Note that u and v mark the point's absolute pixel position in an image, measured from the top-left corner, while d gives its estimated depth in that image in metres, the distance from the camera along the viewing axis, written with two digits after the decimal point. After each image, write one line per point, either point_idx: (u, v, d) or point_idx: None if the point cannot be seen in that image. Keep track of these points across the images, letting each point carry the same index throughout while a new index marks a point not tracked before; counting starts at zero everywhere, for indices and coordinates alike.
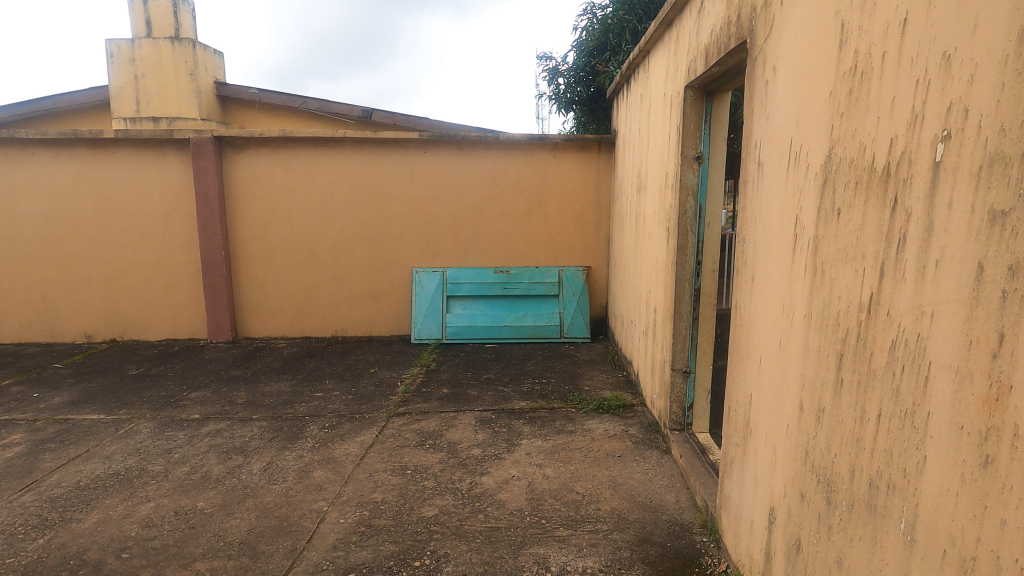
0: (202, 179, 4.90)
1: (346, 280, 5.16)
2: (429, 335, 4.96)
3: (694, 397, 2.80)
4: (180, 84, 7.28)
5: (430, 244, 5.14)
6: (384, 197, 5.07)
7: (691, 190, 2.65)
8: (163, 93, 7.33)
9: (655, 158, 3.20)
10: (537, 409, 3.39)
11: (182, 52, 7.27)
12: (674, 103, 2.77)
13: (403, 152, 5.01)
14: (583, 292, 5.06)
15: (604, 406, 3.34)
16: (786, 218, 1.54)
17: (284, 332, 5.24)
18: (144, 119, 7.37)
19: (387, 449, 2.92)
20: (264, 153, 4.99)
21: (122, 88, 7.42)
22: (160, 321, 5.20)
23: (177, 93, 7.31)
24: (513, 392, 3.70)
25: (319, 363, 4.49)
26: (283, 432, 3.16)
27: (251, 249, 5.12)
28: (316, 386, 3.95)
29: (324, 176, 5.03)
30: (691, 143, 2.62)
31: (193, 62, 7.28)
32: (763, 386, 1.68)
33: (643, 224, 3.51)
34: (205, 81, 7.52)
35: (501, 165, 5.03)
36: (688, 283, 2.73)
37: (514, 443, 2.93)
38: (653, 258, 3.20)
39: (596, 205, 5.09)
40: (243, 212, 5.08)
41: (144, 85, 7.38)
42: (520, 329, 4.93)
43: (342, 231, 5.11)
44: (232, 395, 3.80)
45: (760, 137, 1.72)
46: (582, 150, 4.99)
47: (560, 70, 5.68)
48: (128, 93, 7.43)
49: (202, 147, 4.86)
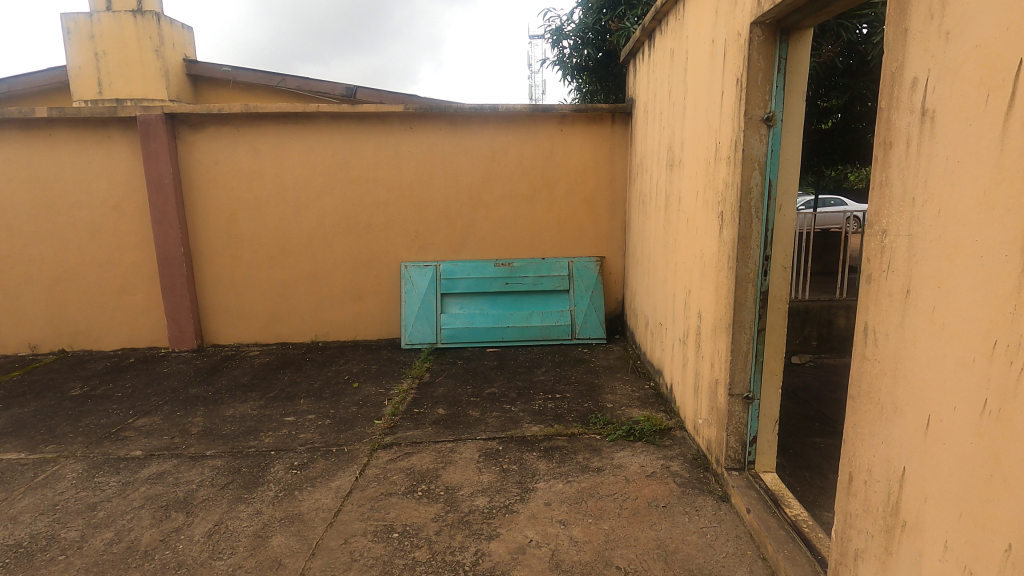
0: (154, 164, 4.23)
1: (326, 277, 4.51)
2: (421, 339, 4.32)
3: (758, 430, 2.20)
4: (145, 63, 6.56)
5: (420, 234, 4.49)
6: (367, 180, 4.41)
7: (758, 163, 2.01)
8: (126, 74, 6.56)
9: (696, 127, 2.56)
10: (553, 436, 2.78)
11: (145, 26, 6.53)
12: (731, 49, 2.11)
13: (386, 128, 4.34)
14: (596, 286, 4.43)
15: (635, 432, 2.73)
16: (1007, 199, 0.91)
17: (257, 338, 4.60)
18: (105, 102, 6.59)
19: (367, 500, 2.31)
20: (225, 132, 4.31)
21: (81, 67, 6.63)
22: (114, 329, 4.54)
23: (143, 74, 6.60)
24: (521, 412, 3.09)
25: (294, 376, 3.86)
26: (241, 476, 2.56)
27: (215, 244, 4.46)
28: (287, 407, 3.33)
29: (296, 157, 4.36)
30: (758, 100, 1.97)
31: (159, 38, 6.58)
32: (939, 465, 1.07)
33: (677, 209, 2.88)
34: (172, 58, 6.87)
35: (500, 142, 4.36)
36: (752, 284, 2.09)
37: (528, 489, 2.33)
38: (694, 249, 2.58)
39: (610, 187, 4.44)
40: (204, 201, 4.41)
41: (105, 64, 6.56)
42: (526, 330, 4.32)
43: (319, 220, 4.45)
44: (186, 421, 3.18)
45: (926, 72, 1.09)
46: (594, 123, 4.33)
47: (564, 31, 4.97)
48: (88, 73, 6.64)
49: (152, 127, 4.17)
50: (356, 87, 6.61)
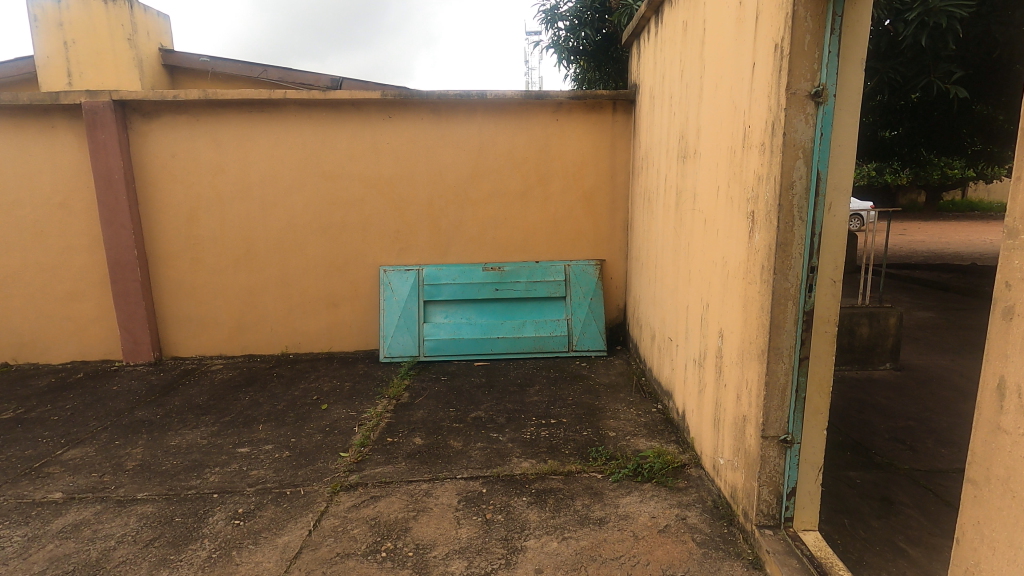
0: (102, 157, 3.78)
1: (298, 282, 4.08)
2: (402, 351, 3.89)
3: (797, 481, 1.79)
4: None
5: (401, 235, 4.06)
6: (341, 176, 3.97)
7: (804, 150, 1.59)
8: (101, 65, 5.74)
9: (717, 109, 2.14)
10: (546, 476, 2.36)
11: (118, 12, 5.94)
12: (766, 8, 1.69)
13: (362, 118, 3.91)
14: (595, 293, 4.02)
15: (644, 472, 2.32)
16: None
17: (221, 350, 4.17)
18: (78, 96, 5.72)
19: (318, 565, 1.88)
20: (182, 121, 3.88)
21: (50, 58, 5.67)
22: (63, 341, 4.10)
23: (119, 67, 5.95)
24: (510, 443, 2.67)
25: (256, 396, 3.43)
26: (172, 528, 2.13)
27: (174, 246, 4.03)
28: (243, 436, 2.90)
29: (261, 149, 3.93)
30: (805, 71, 1.55)
31: (132, 25, 6.06)
32: None
33: (691, 208, 2.47)
34: (146, 47, 6.38)
35: (489, 133, 3.94)
36: (793, 302, 1.68)
37: (516, 549, 1.91)
38: (715, 255, 2.16)
39: (611, 182, 4.01)
40: (160, 198, 3.97)
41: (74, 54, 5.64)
42: (517, 342, 3.90)
43: (288, 220, 4.01)
44: (123, 453, 2.74)
45: None
46: (593, 111, 3.91)
47: (559, 11, 4.58)
48: (59, 65, 5.67)
49: (99, 116, 3.73)
50: (340, 78, 6.24)
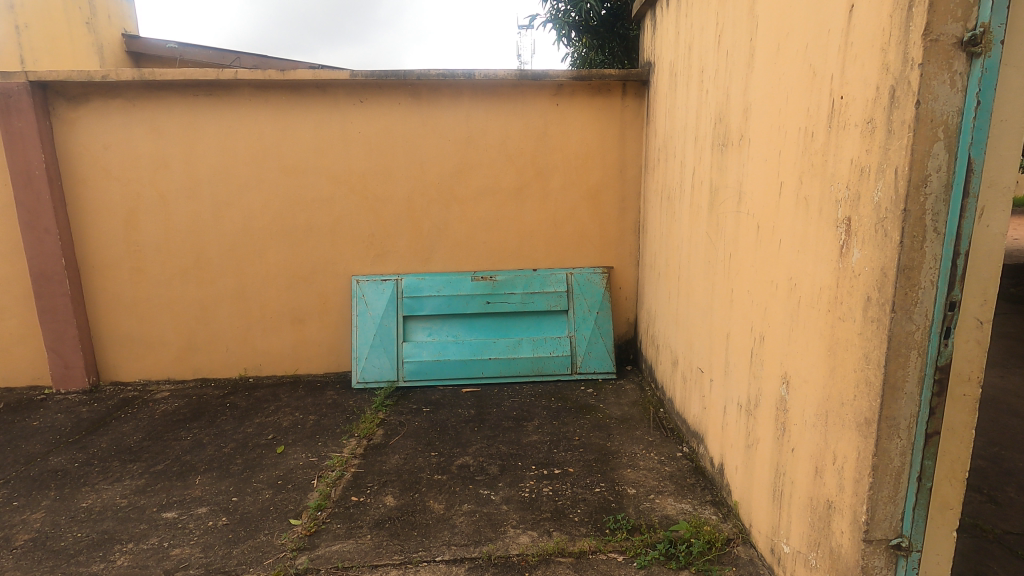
0: (19, 149, 3.19)
1: (257, 295, 3.52)
2: (378, 376, 3.34)
3: None
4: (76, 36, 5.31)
5: (375, 239, 3.49)
6: (304, 170, 3.40)
7: (947, 126, 1.05)
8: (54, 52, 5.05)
9: (779, 79, 1.60)
10: (553, 560, 1.81)
11: None
12: None
13: (329, 102, 3.34)
14: (602, 305, 3.49)
15: (679, 555, 1.78)
16: None
17: (168, 374, 3.59)
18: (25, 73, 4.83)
19: None
20: (116, 108, 3.30)
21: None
22: None
23: (73, 50, 5.28)
24: (504, 505, 2.13)
25: (201, 434, 2.87)
26: None
27: (111, 254, 3.45)
28: (174, 492, 2.35)
29: (211, 140, 3.35)
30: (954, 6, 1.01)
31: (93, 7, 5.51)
32: None
33: (735, 210, 1.93)
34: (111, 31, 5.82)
35: (478, 120, 3.38)
36: (921, 353, 1.14)
37: None
38: (777, 275, 1.61)
39: (620, 177, 3.47)
40: (92, 197, 3.39)
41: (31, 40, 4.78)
42: (513, 363, 3.36)
43: (244, 222, 3.44)
44: (17, 522, 2.17)
45: None
46: (600, 95, 3.36)
47: None
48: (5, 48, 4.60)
49: (14, 101, 3.14)
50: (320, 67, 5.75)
